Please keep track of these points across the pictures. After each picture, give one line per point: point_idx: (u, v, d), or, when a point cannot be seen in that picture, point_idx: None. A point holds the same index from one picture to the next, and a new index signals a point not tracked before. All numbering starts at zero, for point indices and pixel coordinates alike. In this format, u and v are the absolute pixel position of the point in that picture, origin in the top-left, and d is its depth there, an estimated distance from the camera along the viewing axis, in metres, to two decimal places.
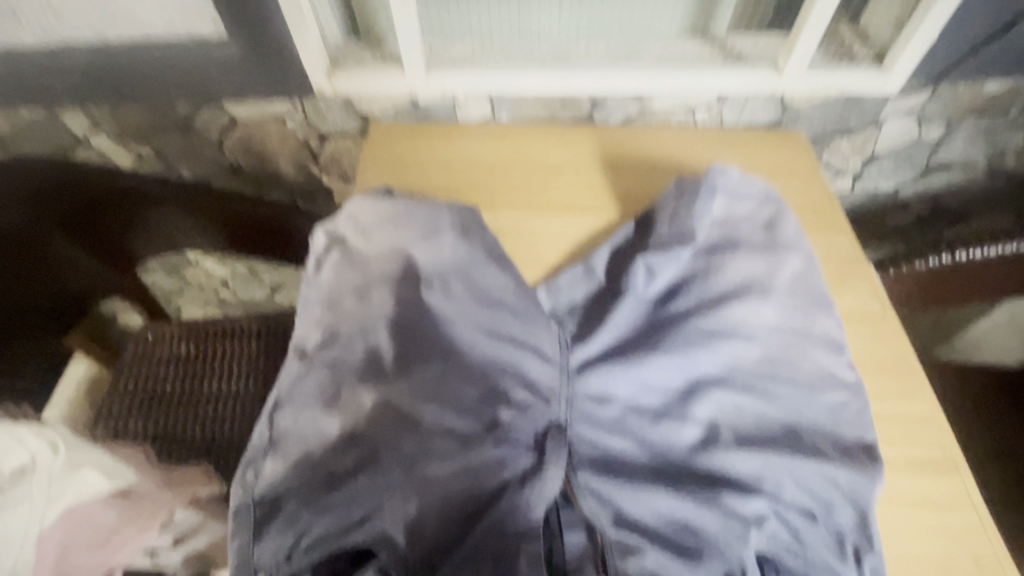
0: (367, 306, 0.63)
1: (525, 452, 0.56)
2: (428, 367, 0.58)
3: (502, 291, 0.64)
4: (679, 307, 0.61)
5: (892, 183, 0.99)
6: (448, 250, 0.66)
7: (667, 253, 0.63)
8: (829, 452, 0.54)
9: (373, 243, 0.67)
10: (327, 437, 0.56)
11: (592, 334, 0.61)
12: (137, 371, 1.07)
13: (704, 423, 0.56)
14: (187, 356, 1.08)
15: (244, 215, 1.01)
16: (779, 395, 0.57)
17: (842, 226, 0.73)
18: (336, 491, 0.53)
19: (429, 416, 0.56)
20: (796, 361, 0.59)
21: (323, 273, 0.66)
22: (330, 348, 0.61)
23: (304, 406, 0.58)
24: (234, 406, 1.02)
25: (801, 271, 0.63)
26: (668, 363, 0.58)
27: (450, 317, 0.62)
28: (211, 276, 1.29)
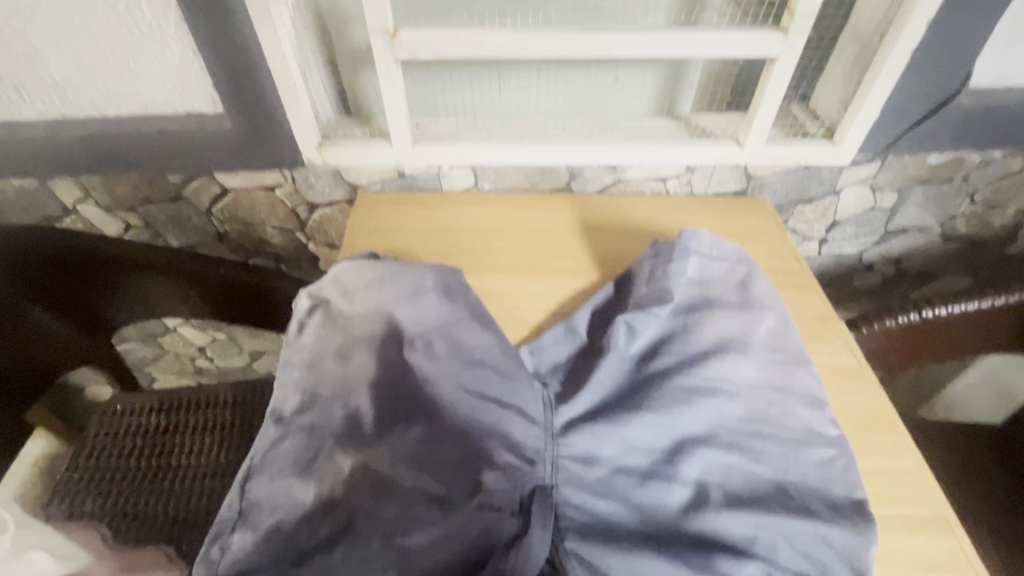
0: (347, 367, 0.62)
1: (511, 516, 0.53)
2: (405, 432, 0.58)
3: (487, 350, 0.63)
4: (661, 364, 0.62)
5: (857, 247, 1.04)
6: (430, 310, 0.66)
7: (648, 311, 0.64)
8: (821, 512, 0.53)
9: (354, 304, 0.67)
10: (301, 505, 0.54)
11: (578, 392, 0.60)
12: (102, 444, 1.02)
13: (693, 483, 0.55)
14: (157, 428, 1.03)
15: (227, 282, 1.01)
16: (764, 452, 0.56)
17: (812, 287, 0.76)
18: (308, 564, 0.50)
19: (409, 482, 0.54)
20: (780, 416, 0.59)
21: (305, 335, 0.66)
22: (309, 412, 0.60)
23: (280, 472, 0.56)
24: (202, 479, 0.97)
25: (775, 328, 0.65)
26: (654, 421, 0.57)
27: (432, 377, 0.61)
28: (188, 344, 1.27)
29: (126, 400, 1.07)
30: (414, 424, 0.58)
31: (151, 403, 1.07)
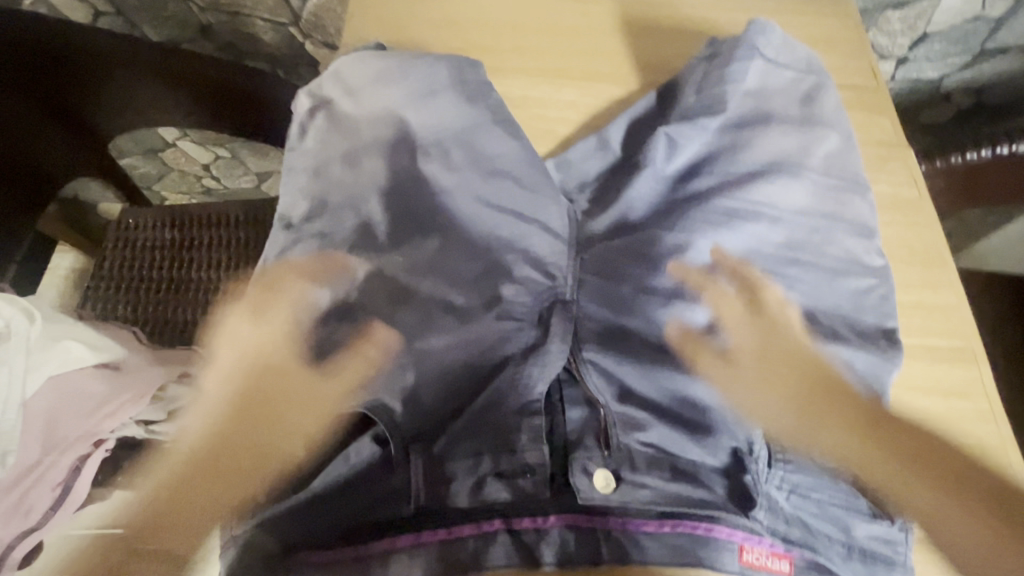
0: (355, 173, 0.58)
1: (528, 327, 0.52)
2: (420, 245, 0.55)
3: (508, 161, 0.57)
4: (701, 185, 0.56)
5: (941, 70, 0.89)
6: (446, 111, 0.59)
7: (693, 124, 0.57)
8: (848, 337, 0.51)
9: (360, 103, 0.59)
10: (316, 306, 0.53)
11: (605, 212, 0.56)
12: (121, 255, 1.03)
13: (719, 307, 0.53)
14: (172, 242, 1.04)
15: (217, 80, 0.91)
16: (798, 278, 0.53)
17: (886, 108, 0.66)
18: (330, 361, 0.52)
19: (423, 290, 0.53)
20: (823, 244, 0.55)
21: (309, 138, 0.60)
22: (318, 218, 0.57)
23: (291, 273, 0.55)
24: (221, 292, 0.99)
25: (837, 151, 0.57)
26: (685, 244, 0.54)
27: (449, 188, 0.56)
28: (191, 161, 1.21)
29: (138, 214, 1.06)
30: (428, 235, 0.55)
31: (163, 218, 1.05)
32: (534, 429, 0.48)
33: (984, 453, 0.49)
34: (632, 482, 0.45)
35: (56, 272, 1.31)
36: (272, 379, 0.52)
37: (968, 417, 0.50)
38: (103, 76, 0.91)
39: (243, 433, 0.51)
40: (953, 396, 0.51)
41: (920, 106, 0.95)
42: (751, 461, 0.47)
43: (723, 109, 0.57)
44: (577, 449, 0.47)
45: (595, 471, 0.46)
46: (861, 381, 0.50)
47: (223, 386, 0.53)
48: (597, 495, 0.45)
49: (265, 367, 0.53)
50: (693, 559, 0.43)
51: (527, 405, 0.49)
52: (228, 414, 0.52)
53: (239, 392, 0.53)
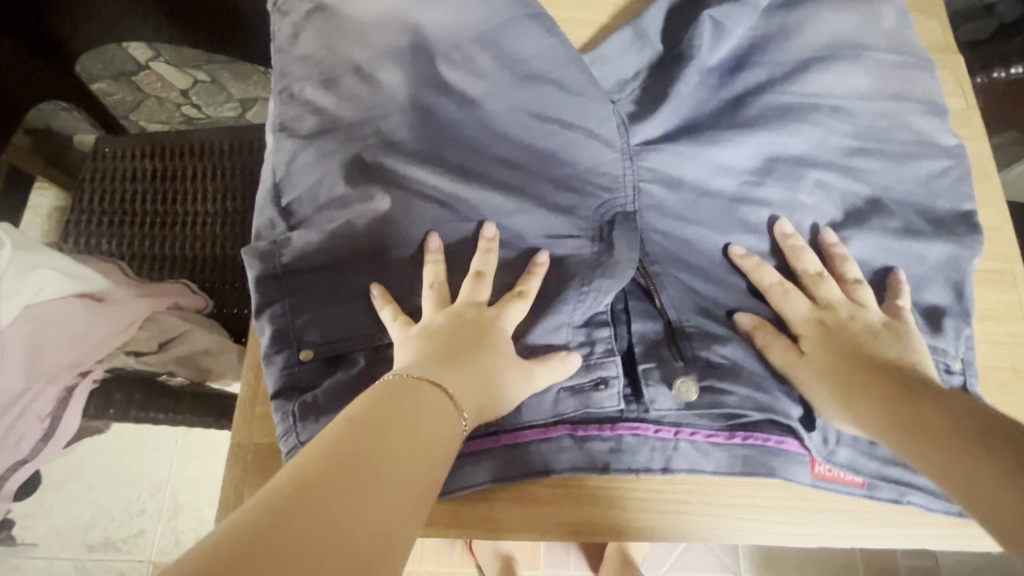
0: (367, 84, 0.51)
1: (588, 241, 0.49)
2: (438, 157, 0.49)
3: (520, 64, 0.51)
4: (751, 78, 0.52)
5: None
6: (461, 12, 0.51)
7: (741, 5, 0.52)
8: (923, 230, 0.49)
9: (361, 1, 0.52)
10: (376, 211, 0.47)
11: (657, 108, 0.51)
12: (101, 187, 0.97)
13: (786, 205, 0.50)
14: (154, 173, 0.97)
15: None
16: (867, 170, 0.50)
17: (938, 8, 0.59)
18: (383, 267, 0.47)
19: (469, 194, 0.48)
20: (892, 131, 0.51)
21: (303, 43, 0.52)
22: (331, 131, 0.50)
23: (325, 174, 0.48)
24: (212, 225, 0.94)
25: (895, 27, 0.53)
26: (746, 140, 0.50)
27: (472, 92, 0.51)
28: (168, 86, 1.12)
29: (115, 142, 0.99)
30: (442, 146, 0.50)
31: (142, 146, 0.98)
32: (603, 345, 0.47)
33: (1014, 376, 0.47)
34: (707, 392, 0.46)
35: (35, 210, 1.25)
36: (312, 288, 0.47)
37: (1001, 341, 0.48)
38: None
39: (292, 338, 0.46)
40: (989, 319, 0.48)
41: (958, 17, 0.88)
42: None
43: None
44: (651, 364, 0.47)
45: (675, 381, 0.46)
46: (937, 275, 0.48)
47: (258, 295, 0.46)
48: (675, 404, 0.45)
49: (304, 274, 0.47)
50: (761, 466, 0.45)
51: (592, 318, 0.47)
52: (276, 321, 0.46)
53: (285, 297, 0.46)
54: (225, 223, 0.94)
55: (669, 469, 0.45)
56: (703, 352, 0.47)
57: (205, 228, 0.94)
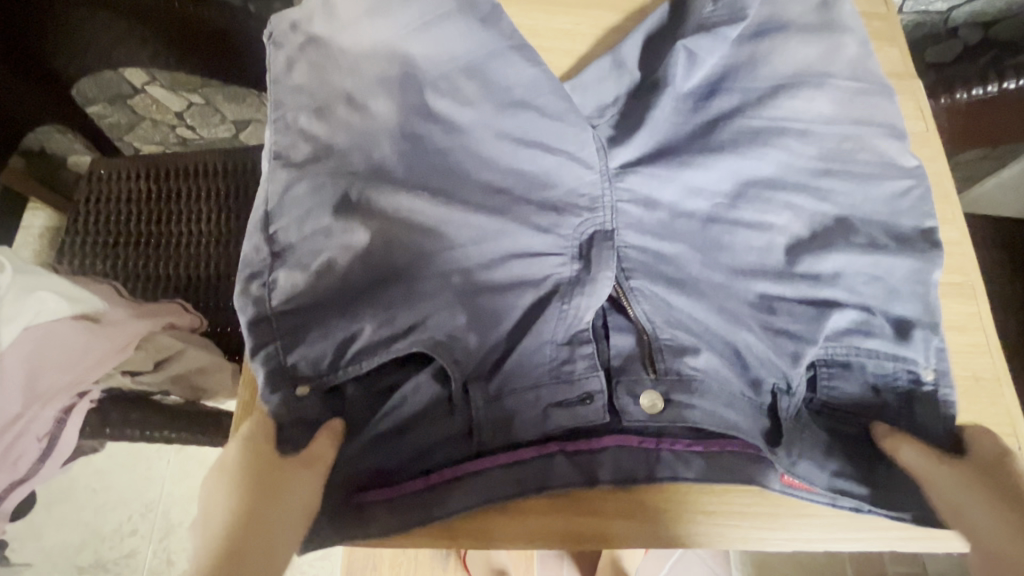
0: (355, 112, 0.53)
1: (570, 260, 0.52)
2: (426, 182, 0.52)
3: (501, 94, 0.54)
4: (724, 103, 0.55)
5: (950, 2, 0.85)
6: (444, 41, 0.54)
7: (715, 37, 0.55)
8: (886, 244, 0.51)
9: (350, 33, 0.54)
10: (359, 247, 0.49)
11: (633, 134, 0.54)
12: (96, 209, 0.99)
13: (756, 224, 0.52)
14: (149, 195, 0.99)
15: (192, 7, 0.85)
16: (833, 190, 0.53)
17: (897, 36, 0.63)
18: (371, 294, 0.49)
19: (453, 220, 0.50)
20: (854, 154, 0.54)
21: (295, 72, 0.55)
22: (322, 157, 0.52)
23: (314, 211, 0.50)
24: (206, 245, 0.95)
25: (858, 54, 0.56)
26: (717, 163, 0.53)
27: (458, 120, 0.53)
28: (163, 109, 1.15)
29: (110, 164, 1.01)
30: (428, 171, 0.52)
31: (138, 169, 1.00)
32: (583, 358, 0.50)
33: (972, 385, 0.49)
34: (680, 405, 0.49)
35: (29, 231, 1.26)
36: (303, 308, 0.48)
37: (960, 352, 0.50)
38: (62, 11, 0.84)
39: (286, 375, 0.47)
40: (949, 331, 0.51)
41: (925, 41, 0.92)
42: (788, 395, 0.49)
43: (743, 18, 0.55)
44: (624, 378, 0.50)
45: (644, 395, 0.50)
46: (902, 291, 0.50)
47: (253, 333, 0.47)
48: (642, 415, 0.49)
49: (293, 302, 0.48)
50: (742, 474, 0.47)
51: (575, 336, 0.51)
52: (268, 361, 0.47)
53: (276, 336, 0.47)
54: (220, 244, 0.95)
55: (655, 478, 0.48)
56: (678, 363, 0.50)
57: (199, 249, 0.96)
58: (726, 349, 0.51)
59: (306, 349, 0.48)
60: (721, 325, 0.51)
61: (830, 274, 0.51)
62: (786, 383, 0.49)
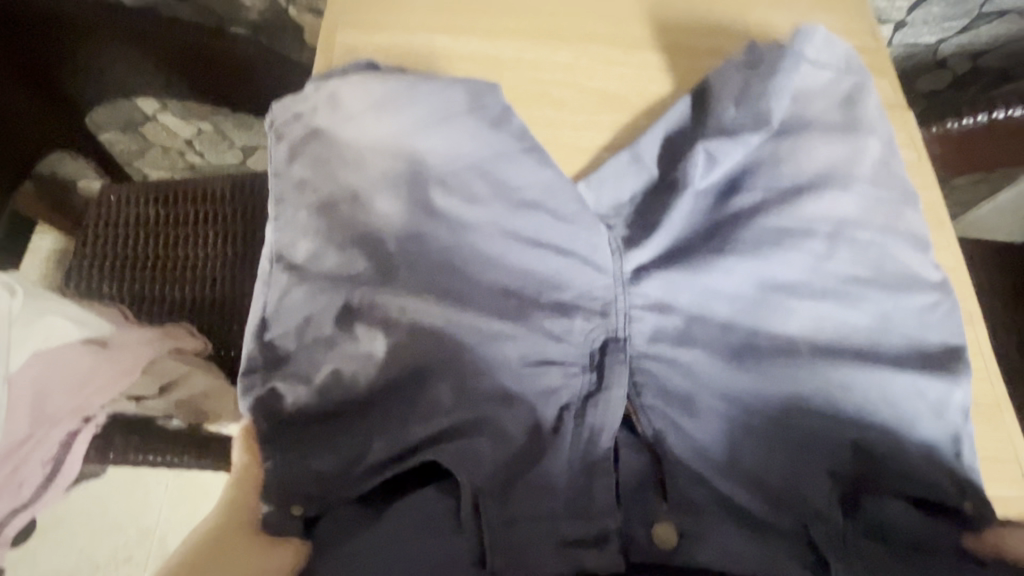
0: (363, 208, 0.54)
1: (582, 370, 0.52)
2: (431, 273, 0.52)
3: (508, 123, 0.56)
4: (744, 203, 0.55)
5: (938, 35, 0.88)
6: (453, 137, 0.55)
7: (733, 141, 0.55)
8: (906, 362, 0.50)
9: (358, 129, 0.55)
10: (368, 360, 0.50)
11: (648, 235, 0.54)
12: (104, 233, 1.00)
13: (776, 337, 0.51)
14: (157, 219, 1.01)
15: (202, 34, 0.88)
16: (857, 296, 0.52)
17: (887, 68, 0.65)
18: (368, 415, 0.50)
19: (458, 320, 0.51)
20: (878, 262, 0.53)
21: (303, 163, 0.56)
22: (325, 258, 0.53)
23: (318, 312, 0.52)
24: (212, 269, 0.97)
25: (882, 156, 0.56)
26: (735, 268, 0.53)
27: (461, 150, 0.55)
28: (173, 136, 1.18)
29: (120, 189, 1.03)
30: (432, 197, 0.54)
31: (147, 193, 1.02)
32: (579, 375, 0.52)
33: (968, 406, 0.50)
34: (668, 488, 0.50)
35: (35, 253, 1.28)
36: (309, 329, 0.52)
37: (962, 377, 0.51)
38: (80, 43, 0.87)
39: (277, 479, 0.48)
40: None
41: (915, 72, 0.94)
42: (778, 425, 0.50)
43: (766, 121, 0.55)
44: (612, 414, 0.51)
45: None
46: (931, 412, 0.48)
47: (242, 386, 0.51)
48: None
49: (304, 321, 0.52)
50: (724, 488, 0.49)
51: (569, 359, 0.52)
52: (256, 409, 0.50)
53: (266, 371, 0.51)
54: (226, 266, 0.97)
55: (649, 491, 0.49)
56: (667, 383, 0.52)
57: (206, 272, 0.97)
58: (720, 374, 0.51)
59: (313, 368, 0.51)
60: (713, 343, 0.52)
61: (825, 296, 0.52)
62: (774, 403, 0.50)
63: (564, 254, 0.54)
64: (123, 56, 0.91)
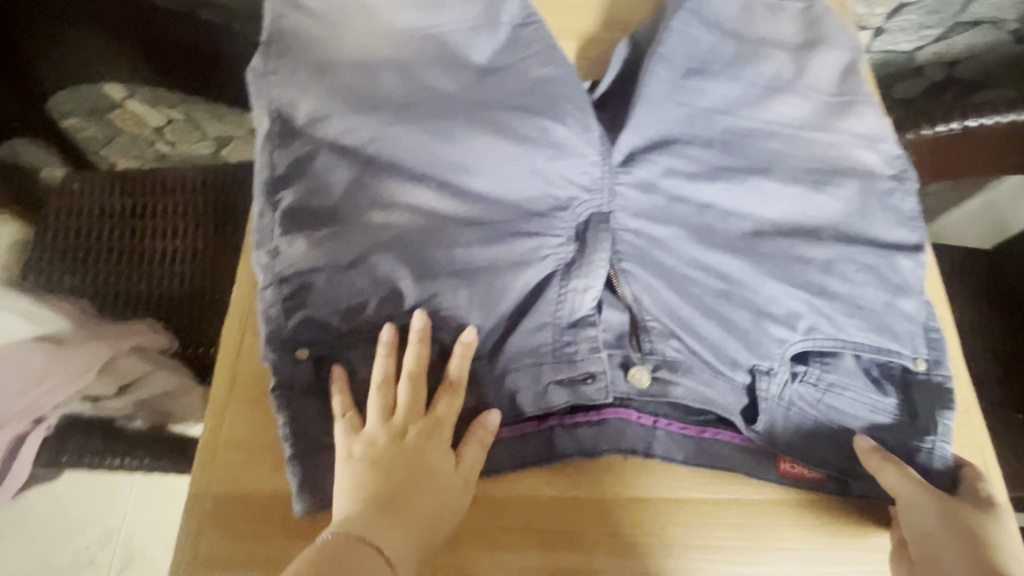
0: (348, 143, 0.53)
1: (566, 243, 0.52)
2: (424, 196, 0.52)
3: (484, 117, 0.55)
4: None
5: (916, 43, 0.89)
6: (433, 75, 0.56)
7: (713, 78, 0.57)
8: (894, 279, 0.51)
9: (339, 63, 0.55)
10: (369, 289, 0.48)
11: (629, 123, 0.55)
12: (68, 223, 0.96)
13: (772, 288, 0.50)
14: (122, 210, 0.97)
15: (171, 19, 0.83)
16: (847, 204, 0.53)
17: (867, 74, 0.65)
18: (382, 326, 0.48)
19: (450, 257, 0.50)
20: (856, 177, 0.55)
21: (286, 96, 0.54)
22: (314, 191, 0.51)
23: (315, 239, 0.49)
24: (180, 262, 0.93)
25: (840, 79, 0.59)
26: (734, 190, 0.53)
27: (457, 111, 0.55)
28: (142, 123, 1.14)
29: (84, 179, 0.99)
30: (426, 153, 0.53)
31: (111, 183, 0.98)
32: (589, 337, 0.49)
33: None
34: (664, 443, 0.47)
35: None
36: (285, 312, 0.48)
37: None
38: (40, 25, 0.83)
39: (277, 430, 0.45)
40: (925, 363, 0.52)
41: (891, 78, 0.96)
42: (764, 380, 0.49)
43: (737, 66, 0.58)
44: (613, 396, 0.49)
45: (630, 429, 0.48)
46: (914, 307, 0.51)
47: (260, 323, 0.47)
48: (636, 442, 0.47)
49: (290, 284, 0.48)
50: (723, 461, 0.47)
51: (579, 319, 0.50)
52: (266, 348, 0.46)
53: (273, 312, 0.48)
54: (194, 259, 0.93)
55: (650, 456, 0.47)
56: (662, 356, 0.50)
57: (172, 266, 0.93)
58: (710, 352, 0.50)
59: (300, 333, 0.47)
60: (712, 301, 0.50)
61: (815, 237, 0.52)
62: (769, 365, 0.49)
63: (563, 216, 0.53)
64: (87, 38, 0.87)
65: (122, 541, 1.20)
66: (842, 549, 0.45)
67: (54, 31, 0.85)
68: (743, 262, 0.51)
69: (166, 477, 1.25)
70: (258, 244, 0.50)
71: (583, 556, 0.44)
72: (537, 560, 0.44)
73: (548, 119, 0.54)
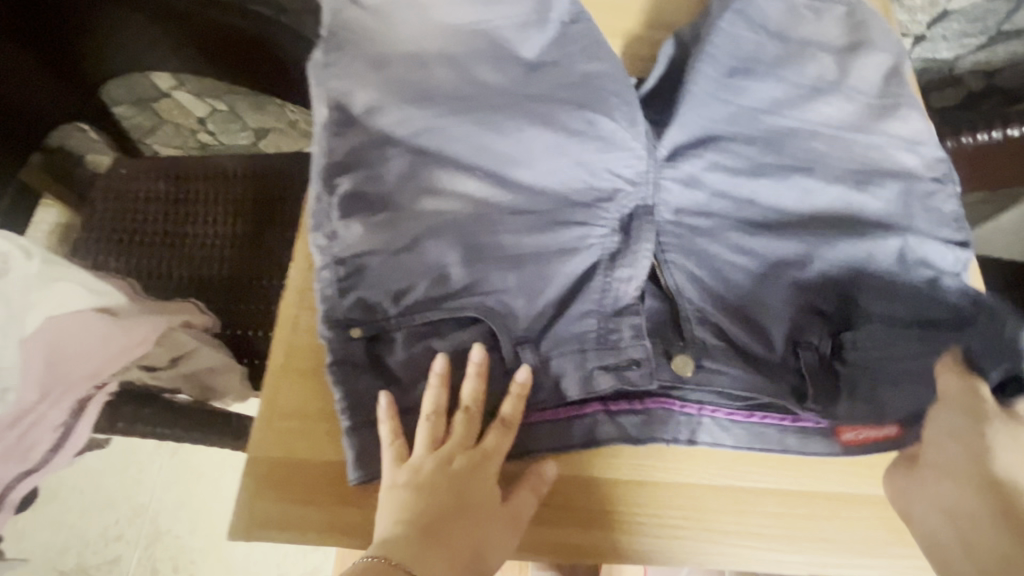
0: (402, 131, 0.55)
1: (611, 234, 0.53)
2: (474, 184, 0.54)
3: (533, 110, 0.56)
4: None
5: (956, 51, 0.89)
6: (484, 68, 0.58)
7: (758, 78, 0.58)
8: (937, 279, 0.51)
9: (393, 54, 0.57)
10: (422, 272, 0.50)
11: (675, 119, 0.56)
12: (114, 207, 1.00)
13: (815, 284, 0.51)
14: (167, 196, 1.00)
15: (223, 11, 0.86)
16: (891, 204, 0.54)
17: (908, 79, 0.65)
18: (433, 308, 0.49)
19: (501, 244, 0.51)
20: (901, 178, 0.55)
21: (344, 86, 0.56)
22: (370, 177, 0.53)
23: (371, 224, 0.51)
24: (221, 247, 0.96)
25: (885, 82, 0.59)
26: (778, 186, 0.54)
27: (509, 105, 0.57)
28: (187, 113, 1.18)
29: (132, 165, 1.03)
30: (477, 142, 0.55)
31: (157, 170, 1.02)
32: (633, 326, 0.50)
33: None
34: (706, 432, 0.48)
35: (39, 227, 1.28)
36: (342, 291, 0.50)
37: None
38: (99, 16, 0.86)
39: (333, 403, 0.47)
40: None
41: (930, 86, 0.95)
42: (805, 374, 0.49)
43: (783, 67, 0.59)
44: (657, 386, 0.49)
45: (674, 419, 0.48)
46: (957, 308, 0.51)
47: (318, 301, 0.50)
48: (681, 431, 0.48)
49: (347, 264, 0.50)
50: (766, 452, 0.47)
51: (623, 308, 0.51)
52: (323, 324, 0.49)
53: (330, 291, 0.50)
54: (235, 245, 0.96)
55: (693, 444, 0.47)
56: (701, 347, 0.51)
57: (214, 251, 0.96)
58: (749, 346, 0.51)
59: (356, 312, 0.49)
60: (754, 294, 0.51)
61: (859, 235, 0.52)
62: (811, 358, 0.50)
63: (609, 208, 0.54)
64: (141, 29, 0.89)
65: (150, 521, 1.23)
66: (883, 542, 0.45)
67: (112, 21, 0.88)
68: (794, 256, 0.51)
69: (194, 459, 1.28)
70: (316, 227, 0.52)
71: (627, 536, 0.45)
72: (581, 538, 0.45)
73: (596, 113, 0.56)
